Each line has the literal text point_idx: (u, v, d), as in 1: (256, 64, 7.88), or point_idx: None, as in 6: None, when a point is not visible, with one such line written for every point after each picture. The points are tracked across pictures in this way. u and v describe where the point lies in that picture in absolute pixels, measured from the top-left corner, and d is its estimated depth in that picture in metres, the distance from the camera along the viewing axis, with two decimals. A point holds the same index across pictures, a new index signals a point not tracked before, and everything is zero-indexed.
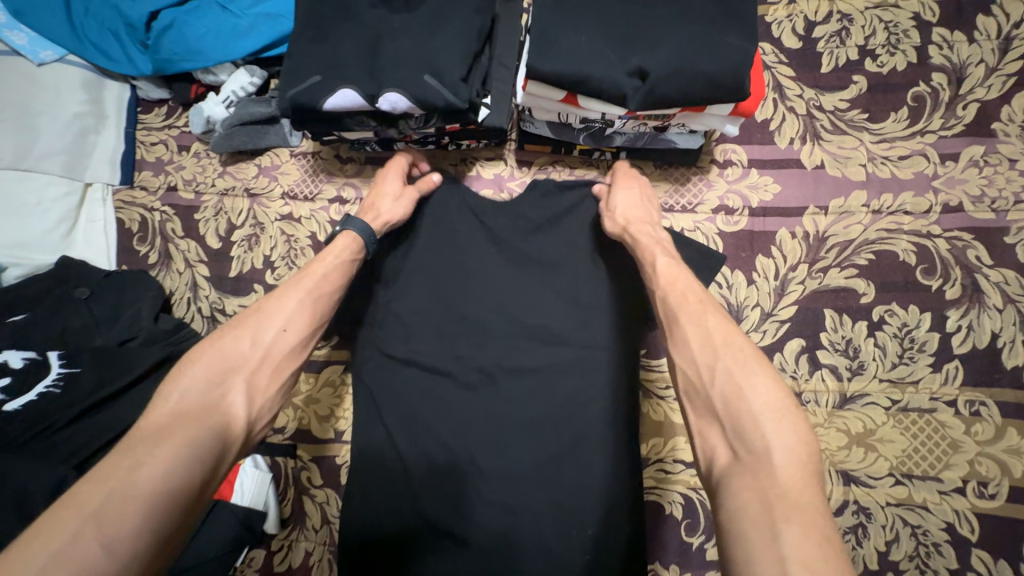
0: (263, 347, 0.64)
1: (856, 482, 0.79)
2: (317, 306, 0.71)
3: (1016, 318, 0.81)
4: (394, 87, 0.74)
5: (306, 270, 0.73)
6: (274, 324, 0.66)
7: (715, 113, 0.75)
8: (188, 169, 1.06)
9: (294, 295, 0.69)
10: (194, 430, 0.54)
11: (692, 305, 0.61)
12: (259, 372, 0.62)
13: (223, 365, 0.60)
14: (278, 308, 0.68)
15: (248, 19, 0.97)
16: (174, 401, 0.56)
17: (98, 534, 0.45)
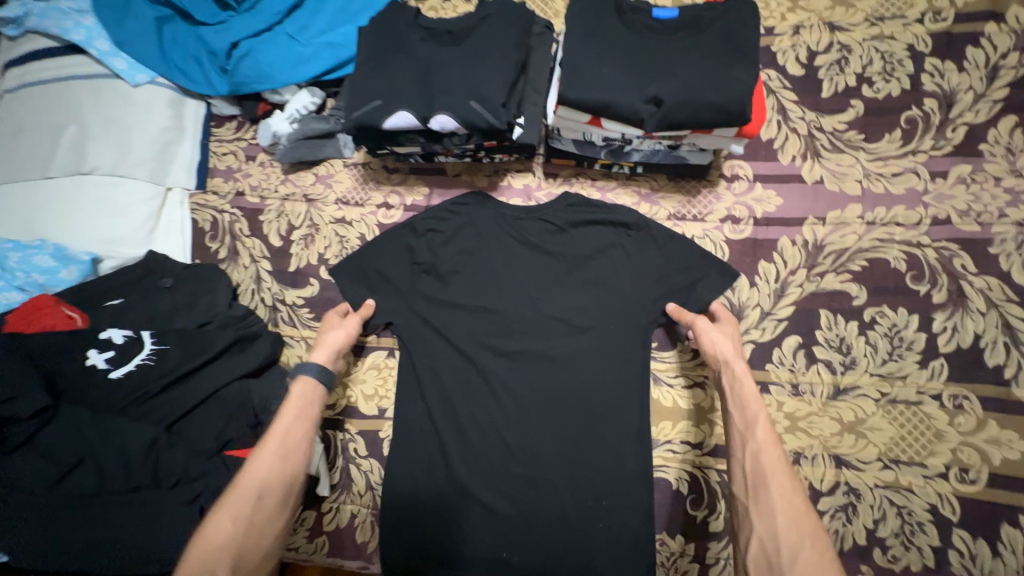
0: (243, 522, 0.78)
1: (847, 466, 0.88)
2: (289, 464, 0.84)
3: (998, 322, 0.88)
4: (444, 110, 0.86)
5: (280, 432, 0.86)
6: (261, 495, 0.80)
7: (721, 135, 0.86)
8: (254, 177, 1.21)
9: (269, 461, 0.83)
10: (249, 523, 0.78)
11: (783, 479, 0.70)
12: (250, 542, 0.78)
13: (225, 537, 0.76)
14: (265, 451, 0.84)
15: (313, 47, 1.11)
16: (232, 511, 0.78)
17: None
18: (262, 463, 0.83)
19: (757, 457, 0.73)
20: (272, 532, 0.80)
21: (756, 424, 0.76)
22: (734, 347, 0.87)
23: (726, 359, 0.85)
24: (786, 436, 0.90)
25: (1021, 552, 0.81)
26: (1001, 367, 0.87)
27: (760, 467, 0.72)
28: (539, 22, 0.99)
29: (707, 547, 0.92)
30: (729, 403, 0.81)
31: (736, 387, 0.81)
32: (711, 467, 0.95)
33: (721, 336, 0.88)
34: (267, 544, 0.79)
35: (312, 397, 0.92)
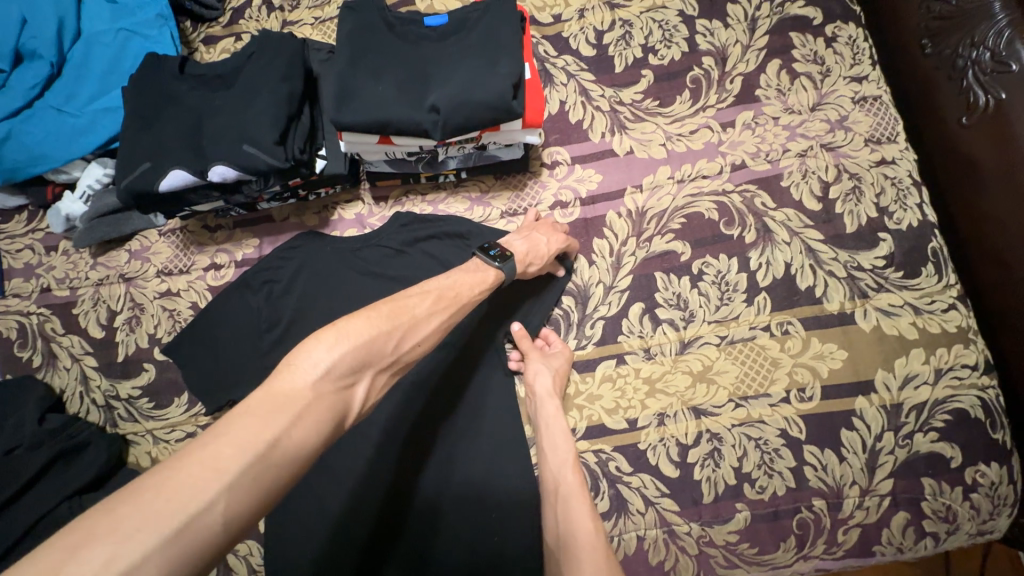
0: (319, 381, 0.56)
1: (705, 414, 0.92)
2: (429, 317, 0.70)
3: (802, 248, 0.96)
4: (219, 160, 0.81)
5: (454, 289, 0.75)
6: (397, 332, 0.66)
7: (510, 130, 0.88)
8: (59, 268, 1.08)
9: (435, 317, 0.71)
10: (315, 423, 0.53)
11: (588, 526, 0.75)
12: (314, 409, 0.54)
13: (314, 367, 0.56)
14: (404, 312, 0.68)
15: (87, 116, 1.01)
16: (314, 373, 0.56)
17: (231, 496, 0.46)
18: (394, 307, 0.67)
19: (568, 505, 0.78)
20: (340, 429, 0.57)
21: (567, 471, 0.82)
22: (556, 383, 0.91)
23: (545, 398, 0.89)
24: (647, 400, 0.93)
25: (862, 451, 0.88)
26: (812, 287, 0.94)
27: (570, 513, 0.78)
28: (321, 48, 0.95)
29: None
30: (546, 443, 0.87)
31: (552, 428, 0.87)
32: (586, 450, 0.93)
33: (543, 372, 0.91)
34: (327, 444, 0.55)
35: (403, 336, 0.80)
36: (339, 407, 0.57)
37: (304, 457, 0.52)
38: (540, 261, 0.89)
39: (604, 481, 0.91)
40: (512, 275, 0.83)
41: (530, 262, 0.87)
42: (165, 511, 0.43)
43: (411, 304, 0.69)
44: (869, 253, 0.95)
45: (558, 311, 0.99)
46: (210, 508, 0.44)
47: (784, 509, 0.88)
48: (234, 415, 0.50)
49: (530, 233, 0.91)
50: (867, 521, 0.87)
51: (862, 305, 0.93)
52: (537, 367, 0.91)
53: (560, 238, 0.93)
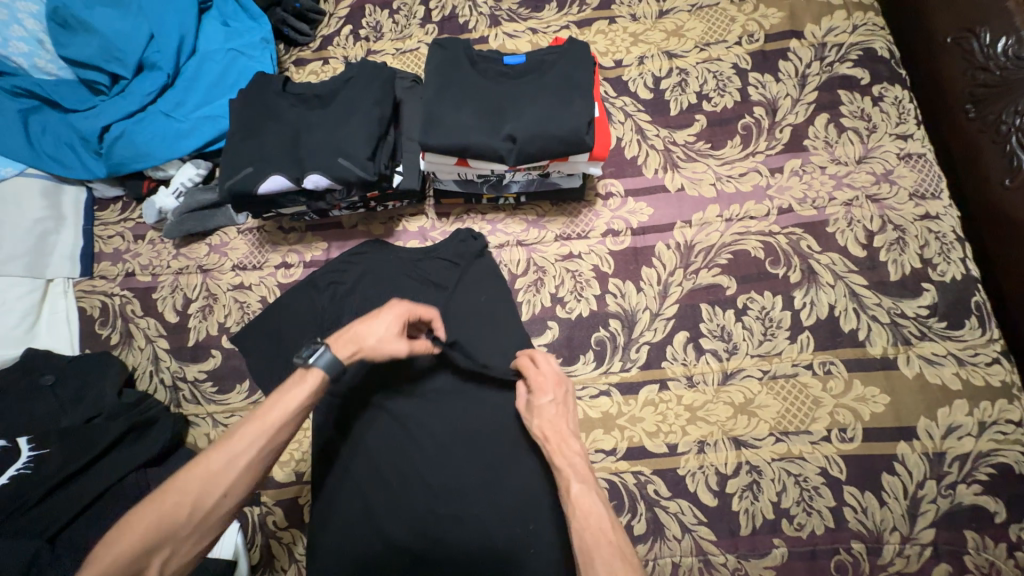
0: (117, 562, 0.59)
1: (745, 445, 0.93)
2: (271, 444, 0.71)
3: (846, 291, 0.99)
4: (315, 169, 0.90)
5: (264, 412, 0.72)
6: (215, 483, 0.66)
7: (577, 161, 0.95)
8: (144, 255, 1.17)
9: (247, 452, 0.69)
10: None
11: (606, 549, 0.66)
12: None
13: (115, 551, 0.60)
14: (222, 461, 0.68)
15: (191, 121, 1.13)
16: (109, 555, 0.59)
17: None
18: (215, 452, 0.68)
19: (580, 531, 0.69)
20: None
21: (574, 497, 0.74)
22: (556, 420, 0.85)
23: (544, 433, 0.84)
24: (688, 427, 0.96)
25: (903, 497, 0.89)
26: (855, 330, 0.97)
27: (584, 540, 0.68)
28: (406, 77, 1.05)
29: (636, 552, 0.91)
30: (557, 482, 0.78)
31: (560, 464, 0.80)
32: (625, 470, 0.95)
33: (542, 407, 0.87)
34: None
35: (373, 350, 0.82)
36: None
37: None
38: (370, 343, 0.82)
39: (643, 503, 0.93)
40: (330, 361, 0.78)
41: (359, 345, 0.81)
42: None
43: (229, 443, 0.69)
44: (913, 301, 0.98)
45: (605, 332, 1.03)
46: None
47: (821, 548, 0.88)
48: None
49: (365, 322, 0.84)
50: (907, 570, 0.87)
51: (905, 351, 0.95)
52: (539, 403, 0.88)
53: (396, 319, 0.84)
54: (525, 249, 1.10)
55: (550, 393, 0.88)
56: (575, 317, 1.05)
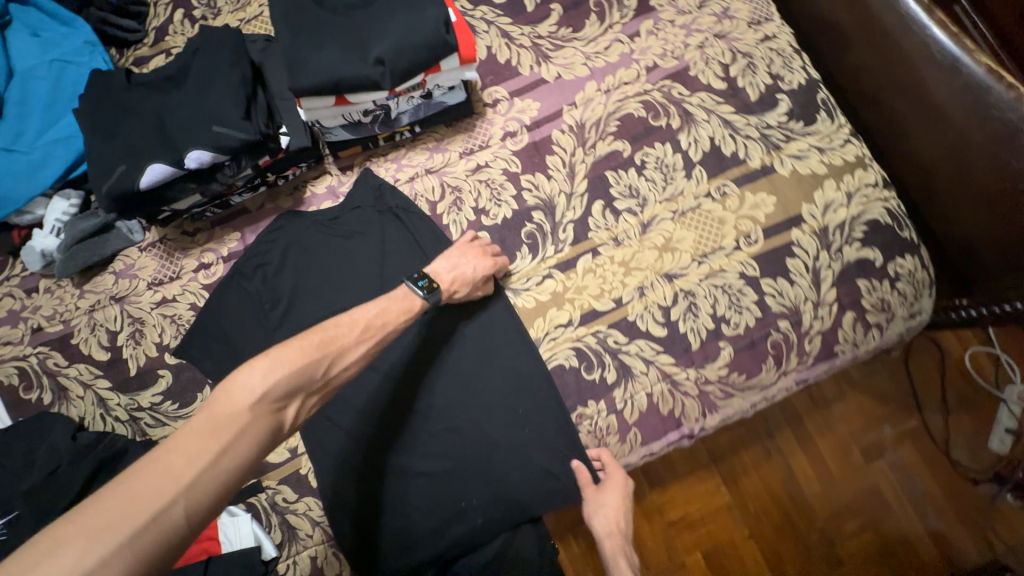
0: (251, 407, 0.65)
1: (676, 277, 1.05)
2: (337, 375, 0.76)
3: (719, 122, 1.12)
4: (194, 146, 0.86)
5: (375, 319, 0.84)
6: (261, 418, 0.66)
7: (451, 68, 0.98)
8: (46, 306, 1.09)
9: (365, 345, 0.81)
10: (250, 447, 0.64)
11: None
12: (251, 436, 0.64)
13: (251, 391, 0.66)
14: (342, 340, 0.78)
15: (40, 150, 1.04)
16: (247, 399, 0.66)
17: (188, 503, 0.57)
18: (244, 381, 0.66)
19: None
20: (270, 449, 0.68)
21: None
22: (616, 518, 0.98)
23: (604, 536, 0.98)
24: (626, 278, 1.06)
25: (807, 272, 1.04)
26: (736, 151, 1.10)
27: None
28: (257, 38, 1.02)
29: (614, 397, 1.02)
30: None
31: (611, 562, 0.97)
32: (585, 334, 1.04)
33: (608, 508, 0.98)
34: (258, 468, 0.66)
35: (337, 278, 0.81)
36: (272, 433, 0.67)
37: (238, 478, 0.62)
38: (462, 287, 0.96)
39: (608, 355, 1.03)
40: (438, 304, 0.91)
41: (453, 289, 0.95)
42: (127, 515, 0.54)
43: (263, 373, 0.68)
44: (774, 113, 1.12)
45: (532, 225, 1.10)
46: (171, 508, 0.56)
47: (758, 336, 1.03)
48: (183, 437, 0.61)
49: (454, 260, 0.97)
50: (825, 328, 1.04)
51: (778, 156, 1.09)
52: (607, 504, 0.98)
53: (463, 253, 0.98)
54: (436, 176, 1.14)
55: (618, 497, 0.98)
56: (501, 221, 1.11)
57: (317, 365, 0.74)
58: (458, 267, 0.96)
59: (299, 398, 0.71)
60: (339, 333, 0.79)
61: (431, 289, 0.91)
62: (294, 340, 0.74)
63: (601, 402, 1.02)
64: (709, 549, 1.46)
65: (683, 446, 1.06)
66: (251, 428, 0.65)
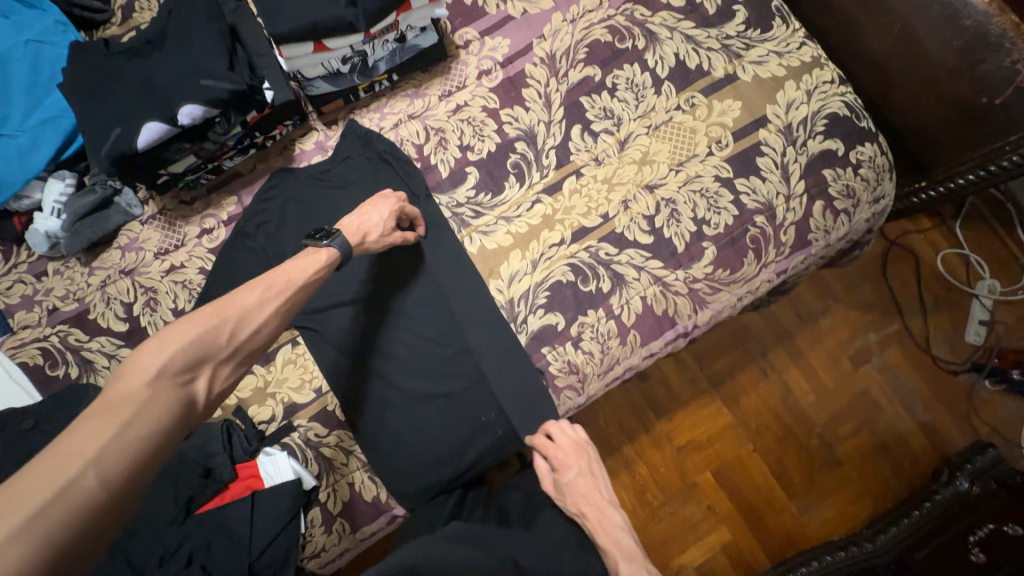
0: (151, 379, 0.66)
1: (656, 187, 1.12)
2: (250, 337, 0.78)
3: (683, 37, 1.17)
4: (185, 101, 0.90)
5: (288, 274, 0.85)
6: (165, 389, 0.66)
7: (421, 6, 1.03)
8: (58, 286, 1.13)
9: (273, 303, 0.81)
10: (159, 416, 0.64)
11: None
12: (159, 405, 0.65)
13: (153, 364, 0.67)
14: (250, 306, 0.79)
15: (29, 132, 1.07)
16: (146, 376, 0.66)
17: (98, 474, 0.56)
18: (137, 363, 0.66)
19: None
20: (185, 417, 0.68)
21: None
22: (589, 491, 0.97)
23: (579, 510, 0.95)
24: (610, 195, 1.13)
25: (776, 168, 1.12)
26: (700, 64, 1.16)
27: None
28: None
29: (611, 304, 1.09)
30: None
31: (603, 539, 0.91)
32: (578, 250, 1.11)
33: (572, 476, 0.98)
34: (176, 437, 0.66)
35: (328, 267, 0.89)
36: (183, 400, 0.68)
37: (158, 443, 0.63)
38: (374, 232, 0.99)
39: (600, 267, 1.10)
40: (344, 246, 0.92)
41: (363, 234, 0.98)
42: (23, 499, 0.53)
43: (157, 351, 0.68)
44: (732, 24, 1.17)
45: (516, 155, 1.15)
46: (78, 481, 0.55)
47: (737, 232, 1.11)
48: (83, 420, 0.60)
49: (362, 211, 1.00)
50: (797, 218, 1.12)
51: (740, 64, 1.15)
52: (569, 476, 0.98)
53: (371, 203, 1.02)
54: (419, 121, 1.18)
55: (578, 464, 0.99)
56: (486, 155, 1.16)
57: (225, 329, 0.75)
58: (364, 219, 0.99)
59: (246, 351, 0.77)
60: (248, 301, 0.79)
61: (331, 236, 0.92)
62: (194, 314, 0.74)
63: (600, 310, 1.09)
64: (721, 471, 1.56)
65: (679, 344, 1.15)
66: (156, 400, 0.65)
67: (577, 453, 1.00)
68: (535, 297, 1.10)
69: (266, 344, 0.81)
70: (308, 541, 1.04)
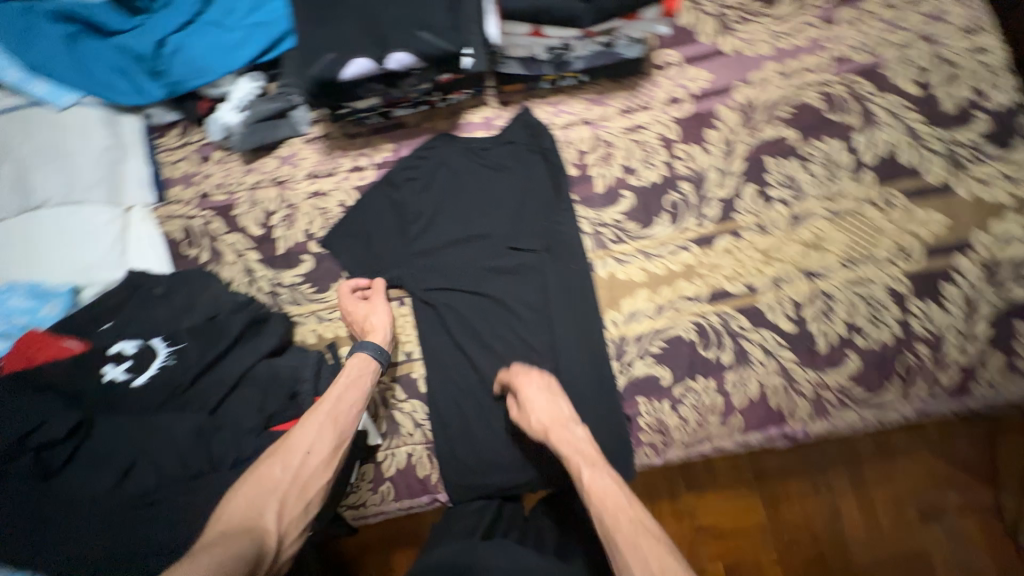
0: (224, 527, 0.74)
1: (818, 276, 1.02)
2: (303, 463, 0.82)
3: (903, 128, 1.06)
4: (398, 48, 0.92)
5: (333, 403, 0.89)
6: (236, 533, 0.72)
7: (648, 19, 0.97)
8: (216, 175, 1.20)
9: (320, 427, 0.85)
10: (231, 552, 0.69)
11: None
12: (237, 542, 0.71)
13: (230, 514, 0.76)
14: (299, 434, 0.84)
15: (242, 31, 1.13)
16: (220, 525, 0.74)
17: None
18: (222, 511, 0.76)
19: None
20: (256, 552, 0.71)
21: (597, 482, 0.82)
22: (549, 408, 0.92)
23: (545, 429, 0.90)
24: (763, 267, 1.04)
25: (961, 302, 0.99)
26: (913, 162, 1.04)
27: None
28: None
29: (726, 379, 1.01)
30: (585, 501, 0.82)
31: (566, 452, 0.86)
32: (710, 312, 1.04)
33: (537, 393, 0.93)
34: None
35: (360, 378, 0.95)
36: (252, 537, 0.73)
37: None
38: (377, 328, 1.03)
39: (728, 338, 1.03)
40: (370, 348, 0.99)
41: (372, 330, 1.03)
42: None
43: (234, 500, 0.77)
44: (965, 130, 1.04)
45: (677, 194, 1.09)
46: None
47: (891, 354, 1.00)
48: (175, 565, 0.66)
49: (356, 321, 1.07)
50: (964, 363, 0.99)
51: (959, 176, 1.03)
52: (534, 399, 0.92)
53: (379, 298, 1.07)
54: (591, 128, 1.14)
55: (541, 391, 0.94)
56: (647, 184, 1.10)
57: (277, 462, 0.81)
58: (369, 326, 1.03)
59: (302, 481, 0.81)
60: (298, 436, 0.84)
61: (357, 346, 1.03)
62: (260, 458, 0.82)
63: (711, 381, 1.01)
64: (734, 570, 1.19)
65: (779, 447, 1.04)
66: (226, 545, 0.70)
67: (535, 376, 0.96)
68: (648, 343, 1.04)
69: (325, 472, 0.83)
70: (354, 492, 1.06)
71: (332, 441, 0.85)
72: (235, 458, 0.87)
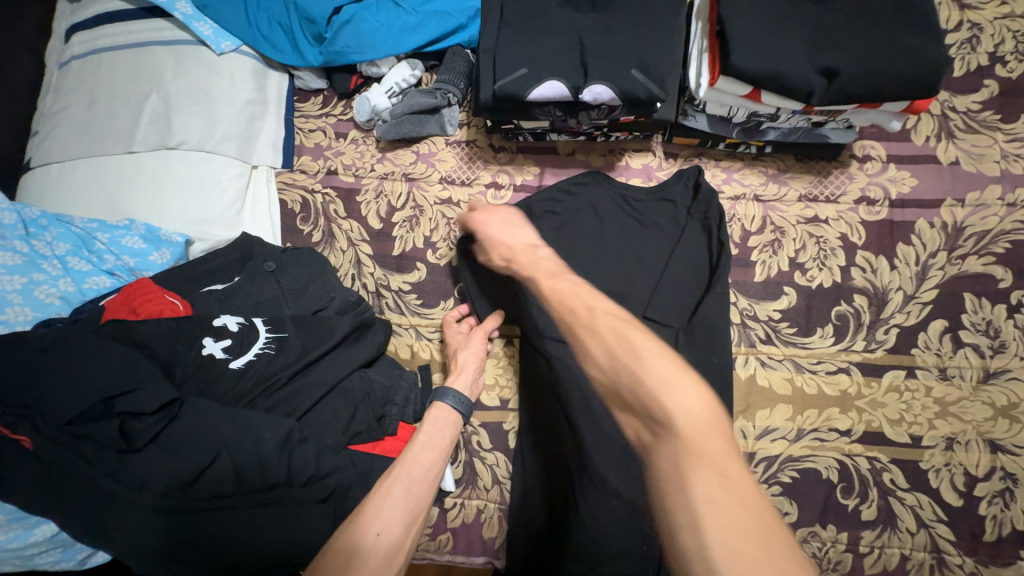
0: None
1: (1003, 451, 0.87)
2: (379, 540, 0.67)
3: None
4: (600, 81, 0.82)
5: (412, 465, 0.76)
6: None
7: (886, 111, 0.84)
8: (347, 155, 1.13)
9: (401, 497, 0.71)
10: None
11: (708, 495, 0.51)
12: None
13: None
14: (376, 504, 0.70)
15: (419, 15, 1.06)
16: None
17: None
18: None
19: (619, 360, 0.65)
20: None
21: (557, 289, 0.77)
22: (506, 234, 0.90)
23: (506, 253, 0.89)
24: (936, 421, 0.89)
25: None
26: None
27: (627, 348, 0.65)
28: None
29: (862, 536, 0.86)
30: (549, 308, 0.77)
31: (525, 268, 0.85)
32: (860, 454, 0.89)
33: (491, 217, 0.93)
34: None
35: (437, 428, 0.83)
36: None
37: None
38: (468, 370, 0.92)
39: (876, 490, 0.88)
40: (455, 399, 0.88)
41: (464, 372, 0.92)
42: None
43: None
44: None
45: (848, 308, 0.95)
46: None
47: None
48: None
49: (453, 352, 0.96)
50: None
51: None
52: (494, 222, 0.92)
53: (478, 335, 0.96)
54: (763, 207, 1.01)
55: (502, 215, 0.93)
56: (816, 287, 0.96)
57: (355, 535, 0.67)
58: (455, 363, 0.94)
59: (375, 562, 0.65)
60: (374, 505, 0.70)
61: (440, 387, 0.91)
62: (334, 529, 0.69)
63: (844, 534, 0.86)
64: None
65: None
66: None
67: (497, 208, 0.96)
68: (778, 469, 0.90)
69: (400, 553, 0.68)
70: None
71: (407, 521, 0.70)
72: (312, 474, 0.79)
